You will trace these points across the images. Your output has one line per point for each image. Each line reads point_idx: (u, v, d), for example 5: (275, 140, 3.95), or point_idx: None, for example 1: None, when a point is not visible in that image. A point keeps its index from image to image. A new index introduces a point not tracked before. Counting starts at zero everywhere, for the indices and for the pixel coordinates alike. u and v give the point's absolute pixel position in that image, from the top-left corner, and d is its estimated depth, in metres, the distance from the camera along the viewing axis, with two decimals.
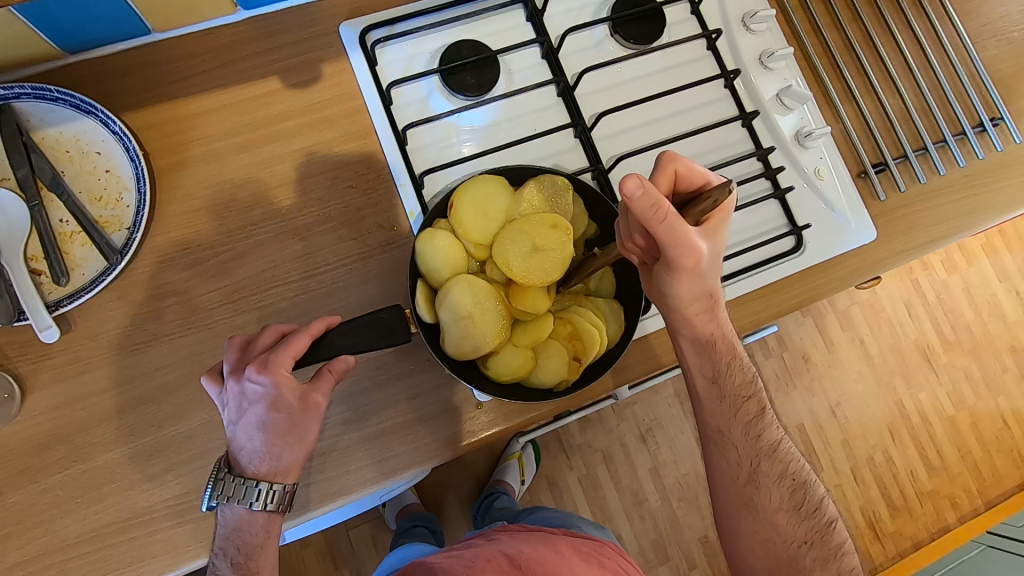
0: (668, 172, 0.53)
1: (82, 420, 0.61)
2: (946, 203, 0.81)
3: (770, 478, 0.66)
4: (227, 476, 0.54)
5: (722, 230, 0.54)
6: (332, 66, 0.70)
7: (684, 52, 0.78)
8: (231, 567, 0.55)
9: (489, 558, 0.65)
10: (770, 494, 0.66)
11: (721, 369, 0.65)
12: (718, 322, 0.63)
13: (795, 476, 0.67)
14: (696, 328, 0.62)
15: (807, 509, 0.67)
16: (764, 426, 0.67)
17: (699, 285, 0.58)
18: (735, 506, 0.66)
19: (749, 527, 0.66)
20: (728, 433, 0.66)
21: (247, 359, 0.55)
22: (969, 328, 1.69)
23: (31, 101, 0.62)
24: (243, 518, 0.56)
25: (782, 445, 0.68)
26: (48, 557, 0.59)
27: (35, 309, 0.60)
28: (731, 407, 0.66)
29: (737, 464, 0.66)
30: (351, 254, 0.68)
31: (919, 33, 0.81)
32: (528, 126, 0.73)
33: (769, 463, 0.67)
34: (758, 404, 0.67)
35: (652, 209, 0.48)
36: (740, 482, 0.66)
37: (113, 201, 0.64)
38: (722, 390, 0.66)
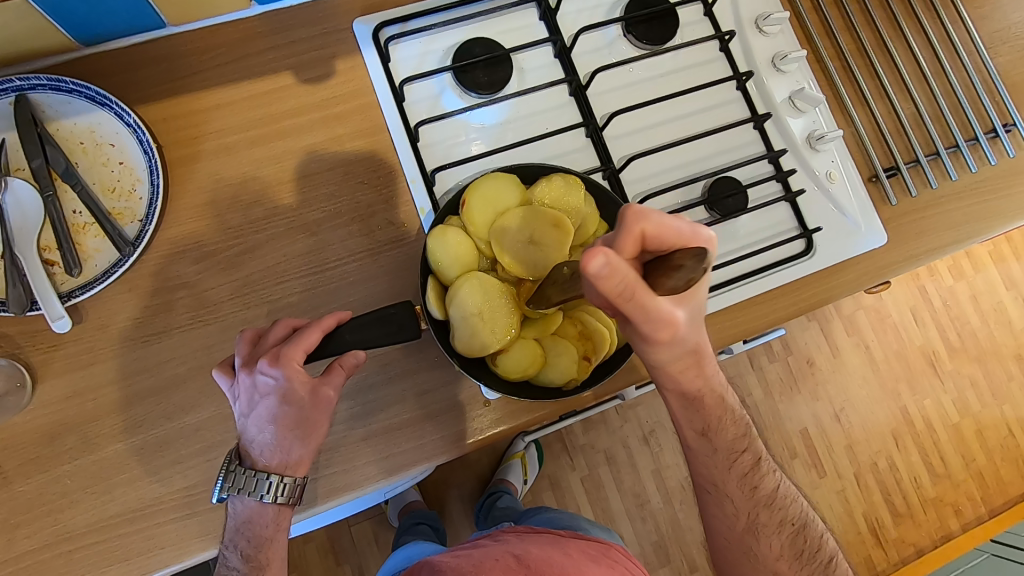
0: (633, 234, 0.46)
1: (91, 410, 0.62)
2: (956, 209, 0.80)
3: (769, 527, 0.66)
4: (238, 469, 0.55)
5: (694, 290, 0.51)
6: (345, 62, 0.70)
7: (696, 53, 0.77)
8: (242, 559, 0.56)
9: (497, 557, 0.65)
10: (770, 543, 0.65)
11: (710, 423, 0.64)
12: (704, 377, 0.61)
13: (794, 521, 0.67)
14: (682, 384, 0.61)
15: (809, 553, 0.66)
16: (759, 476, 0.66)
17: (683, 342, 0.56)
18: (735, 554, 0.66)
19: (749, 574, 0.66)
20: (723, 486, 0.65)
21: (259, 352, 0.55)
22: (975, 336, 1.68)
23: (47, 93, 0.63)
24: (254, 510, 0.56)
25: (779, 491, 0.67)
26: (56, 546, 0.59)
27: (48, 298, 0.61)
28: (726, 461, 0.65)
29: (735, 514, 0.66)
30: (361, 249, 0.68)
31: (932, 38, 0.81)
32: (539, 125, 0.73)
33: (767, 513, 0.66)
34: (752, 455, 0.66)
35: (611, 285, 0.45)
36: (738, 532, 0.66)
37: (126, 193, 0.64)
38: (715, 444, 0.65)
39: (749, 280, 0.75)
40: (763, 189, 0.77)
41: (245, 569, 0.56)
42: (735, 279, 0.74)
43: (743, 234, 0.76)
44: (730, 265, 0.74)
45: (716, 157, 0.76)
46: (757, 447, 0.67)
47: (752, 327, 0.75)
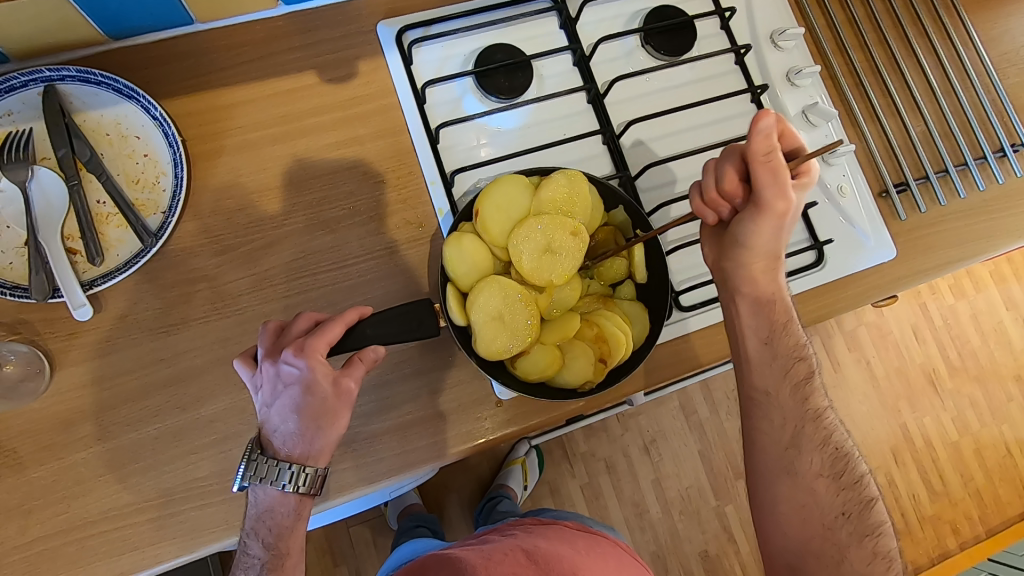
0: (747, 145, 0.55)
1: (109, 399, 0.62)
2: (965, 226, 0.82)
3: (812, 442, 0.66)
4: (261, 458, 0.55)
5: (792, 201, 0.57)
6: (368, 64, 0.71)
7: (712, 65, 0.79)
8: (262, 547, 0.56)
9: (507, 551, 0.66)
10: (810, 459, 0.66)
11: (776, 330, 0.66)
12: (778, 282, 0.65)
13: (836, 446, 0.67)
14: (758, 286, 0.64)
15: (847, 481, 0.66)
16: (811, 391, 0.67)
17: (765, 242, 0.61)
18: (774, 470, 0.66)
19: (786, 493, 0.65)
20: (775, 394, 0.67)
21: (283, 343, 0.56)
22: (975, 355, 1.70)
23: (75, 84, 0.64)
24: (276, 500, 0.56)
25: (827, 413, 0.68)
26: (65, 534, 0.59)
27: (70, 287, 0.61)
28: (781, 368, 0.67)
29: (780, 426, 0.67)
30: (379, 247, 0.69)
31: (942, 57, 0.83)
32: (557, 131, 0.74)
33: (813, 428, 0.67)
34: (807, 368, 0.68)
35: (766, 148, 0.55)
36: (780, 443, 0.66)
37: (150, 184, 0.65)
38: (775, 350, 0.66)
39: None
40: None
41: (265, 557, 0.56)
42: None
43: None
44: None
45: None
46: (814, 363, 0.68)
47: None
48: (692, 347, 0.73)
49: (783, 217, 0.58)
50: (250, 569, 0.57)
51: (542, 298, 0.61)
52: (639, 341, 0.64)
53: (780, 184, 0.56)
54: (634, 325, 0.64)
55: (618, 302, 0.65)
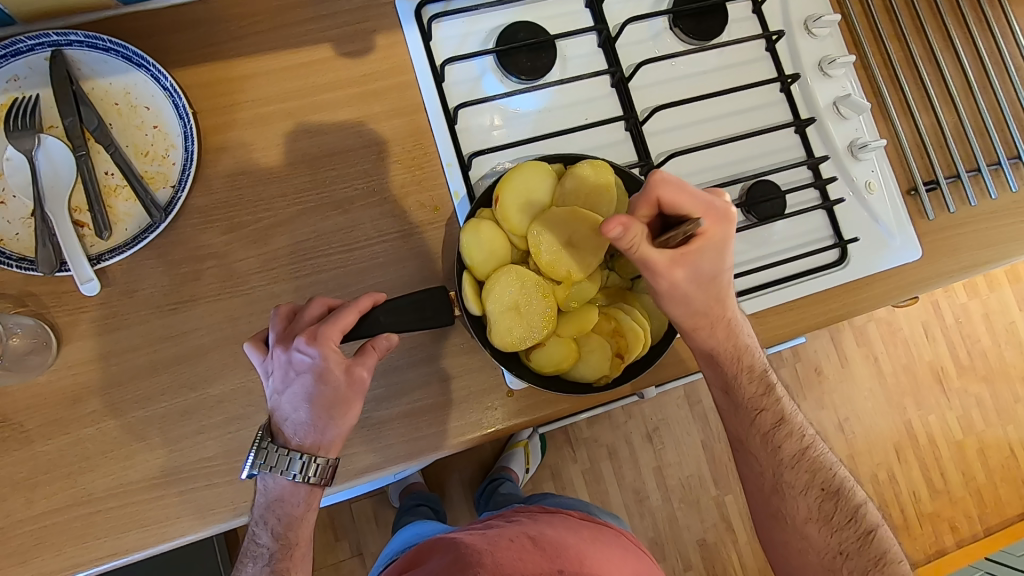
0: (650, 200, 0.54)
1: (117, 375, 0.61)
2: (993, 228, 0.79)
3: (795, 488, 0.66)
4: (271, 446, 0.55)
5: (699, 259, 0.57)
6: (385, 38, 0.69)
7: (742, 51, 0.76)
8: (272, 536, 0.57)
9: (512, 538, 0.66)
10: (796, 504, 0.66)
11: (732, 381, 0.66)
12: (725, 335, 0.63)
13: (824, 484, 0.66)
14: (698, 344, 0.64)
15: (840, 518, 0.66)
16: (784, 436, 0.67)
17: (700, 304, 0.60)
18: (765, 516, 0.68)
19: (783, 536, 0.67)
20: (747, 444, 0.68)
21: (295, 329, 0.55)
22: (985, 355, 1.68)
23: (83, 50, 0.62)
24: (286, 488, 0.56)
25: (808, 453, 0.67)
26: (70, 509, 0.59)
27: (77, 261, 0.60)
28: (748, 419, 0.67)
29: (760, 473, 0.67)
30: (392, 230, 0.67)
31: (981, 50, 0.79)
32: (579, 115, 0.72)
33: (792, 473, 0.67)
34: (774, 414, 0.67)
35: (625, 245, 0.53)
36: (765, 492, 0.68)
37: (160, 157, 0.63)
38: (736, 401, 0.67)
39: (779, 286, 0.74)
40: (801, 195, 0.76)
41: (275, 547, 0.57)
42: (769, 285, 0.74)
43: (777, 239, 0.75)
44: (762, 271, 0.74)
45: (756, 159, 0.75)
46: (782, 406, 0.67)
47: (780, 333, 0.75)
48: None
49: (706, 276, 0.58)
50: (259, 557, 0.58)
51: (560, 290, 0.60)
52: (656, 338, 0.63)
53: (656, 270, 0.56)
54: (652, 320, 0.62)
55: (636, 296, 0.63)
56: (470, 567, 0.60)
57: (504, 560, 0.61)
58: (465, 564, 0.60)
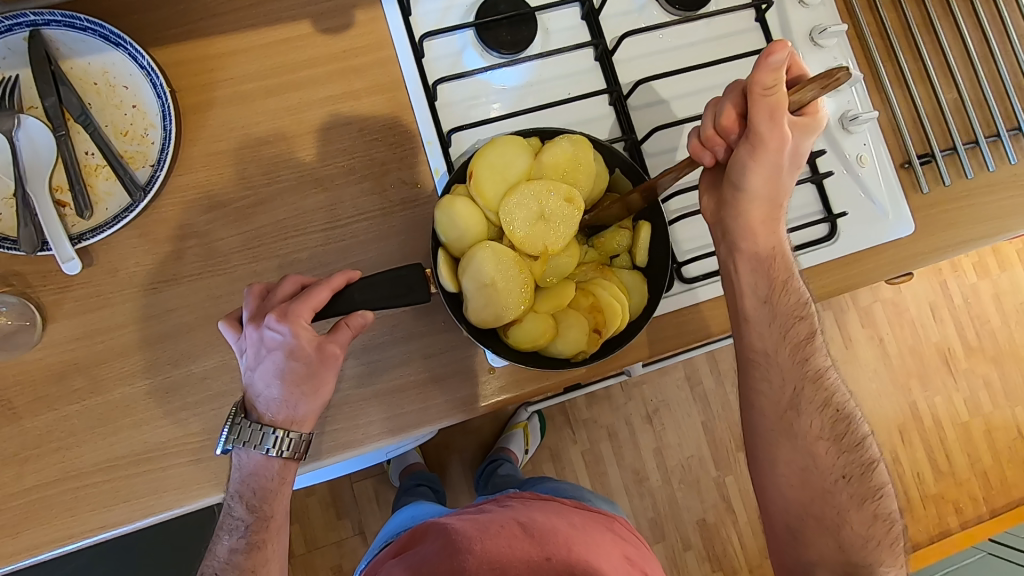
0: None
1: (102, 352, 0.62)
2: (992, 202, 0.77)
3: (812, 405, 0.66)
4: (244, 422, 0.57)
5: (812, 131, 0.56)
6: (365, 14, 0.68)
7: (731, 22, 0.74)
8: (247, 509, 0.59)
9: (502, 524, 0.66)
10: (810, 422, 0.65)
11: (774, 287, 0.64)
12: (774, 236, 0.63)
13: (840, 408, 0.66)
14: (750, 241, 0.62)
15: (849, 443, 0.66)
16: (812, 351, 0.66)
17: (779, 184, 0.58)
18: (774, 435, 0.66)
19: (787, 457, 0.65)
20: (774, 354, 0.65)
21: (266, 307, 0.56)
22: (994, 336, 1.65)
23: (61, 29, 0.62)
24: (260, 463, 0.58)
25: (827, 374, 0.67)
26: (58, 483, 0.60)
27: (58, 240, 0.60)
28: (781, 327, 0.65)
29: (780, 387, 0.66)
30: (373, 208, 0.67)
31: (982, 18, 0.77)
32: (562, 90, 0.71)
33: (812, 389, 0.66)
34: (809, 328, 0.66)
35: (773, 73, 0.49)
36: (781, 407, 0.66)
37: (139, 136, 0.64)
38: (773, 310, 0.65)
39: None
40: None
41: (250, 519, 0.59)
42: None
43: None
44: None
45: None
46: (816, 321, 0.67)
47: None
48: (692, 319, 0.71)
49: (798, 151, 0.56)
50: (235, 530, 0.60)
51: (537, 265, 0.59)
52: (636, 314, 0.62)
53: (781, 124, 0.53)
54: (632, 296, 0.62)
55: (615, 272, 0.63)
56: (459, 555, 0.61)
57: (493, 548, 0.61)
58: (455, 552, 0.61)
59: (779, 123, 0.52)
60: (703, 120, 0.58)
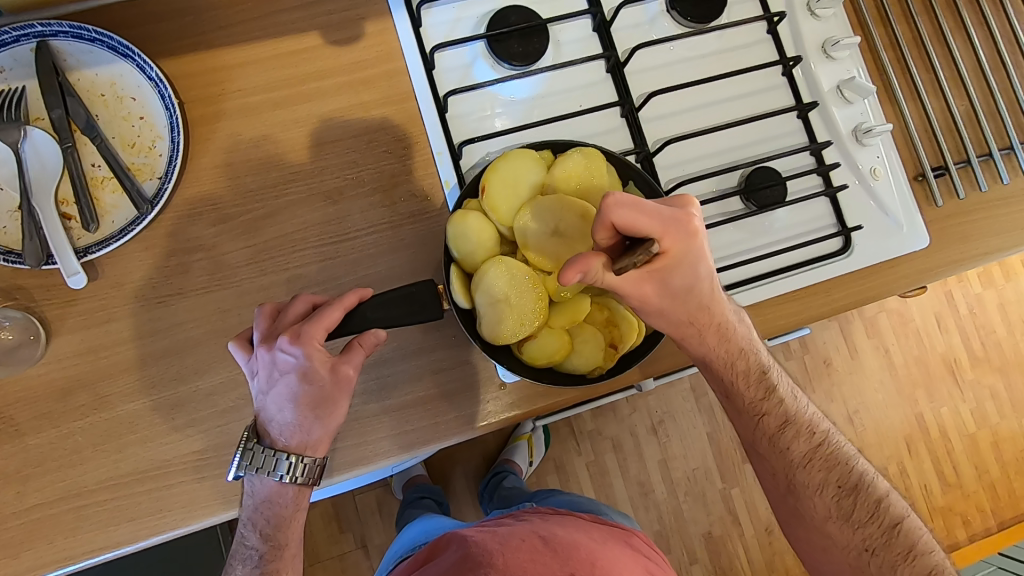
0: (606, 226, 0.49)
1: (107, 368, 0.61)
2: (1006, 215, 0.76)
3: (809, 487, 0.63)
4: (257, 447, 0.55)
5: (672, 268, 0.54)
6: (374, 25, 0.67)
7: (743, 34, 0.74)
8: (260, 538, 0.58)
9: (523, 537, 0.65)
10: (812, 503, 0.63)
11: (727, 388, 0.65)
12: (718, 338, 0.61)
13: (840, 481, 0.63)
14: (695, 352, 0.62)
15: (863, 515, 0.62)
16: (789, 436, 0.64)
17: (672, 314, 0.58)
18: (785, 516, 0.66)
19: (805, 537, 0.64)
20: (753, 445, 0.66)
21: (278, 329, 0.55)
22: (1000, 346, 1.64)
23: (69, 41, 0.61)
24: (274, 490, 0.57)
25: (818, 451, 0.64)
26: (60, 502, 0.59)
27: (64, 253, 0.59)
28: (750, 422, 0.65)
29: (770, 474, 0.66)
30: (382, 220, 0.66)
31: (994, 31, 0.76)
32: (572, 102, 0.70)
33: (801, 472, 0.64)
34: (778, 416, 0.65)
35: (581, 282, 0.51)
36: (780, 491, 0.66)
37: (146, 148, 0.63)
38: (735, 405, 0.66)
39: (779, 277, 0.72)
40: (803, 182, 0.74)
41: (263, 548, 0.58)
42: (768, 275, 0.72)
43: (778, 228, 0.73)
44: (762, 261, 0.72)
45: (755, 145, 0.73)
46: (784, 406, 0.65)
47: (781, 323, 0.73)
48: None
49: (670, 288, 0.56)
50: (249, 558, 0.59)
51: (551, 280, 0.57)
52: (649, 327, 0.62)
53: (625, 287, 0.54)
54: None
55: None
56: (479, 567, 0.59)
57: (514, 562, 0.60)
58: (475, 566, 0.59)
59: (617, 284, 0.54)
60: None
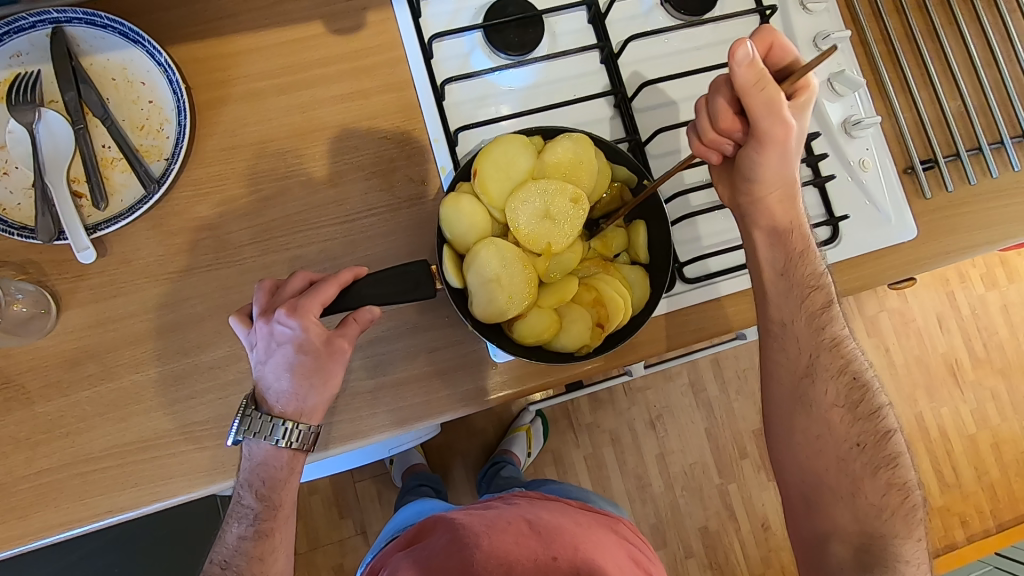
0: (762, 44, 0.54)
1: (113, 340, 0.64)
2: (995, 208, 0.77)
3: (827, 370, 0.66)
4: (254, 413, 0.58)
5: (806, 111, 0.56)
6: (376, 15, 0.70)
7: (736, 27, 0.75)
8: (256, 497, 0.60)
9: (510, 520, 0.67)
10: (825, 389, 0.66)
11: (791, 260, 0.64)
12: (794, 210, 0.63)
13: (854, 374, 0.67)
14: (774, 217, 0.62)
15: (864, 411, 0.66)
16: (828, 319, 0.66)
17: (785, 166, 0.58)
18: (790, 400, 0.67)
19: (802, 427, 0.66)
20: (791, 322, 0.65)
21: (276, 302, 0.57)
22: (1002, 347, 1.64)
23: (82, 27, 0.64)
24: (269, 453, 0.60)
25: (844, 342, 0.67)
26: (67, 468, 0.62)
27: (74, 229, 0.62)
28: (798, 299, 0.65)
29: (797, 354, 0.66)
30: (380, 204, 0.69)
31: (987, 27, 0.77)
32: (567, 91, 0.72)
33: (827, 356, 0.66)
34: (826, 295, 0.66)
35: (753, 76, 0.50)
36: (797, 374, 0.67)
37: (155, 130, 0.65)
38: (791, 283, 0.65)
39: None
40: None
41: (259, 508, 0.60)
42: None
43: None
44: None
45: None
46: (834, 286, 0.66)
47: None
48: (693, 320, 0.71)
49: (800, 130, 0.57)
50: (244, 518, 0.61)
51: (540, 261, 0.60)
52: (638, 309, 0.63)
53: (781, 111, 0.53)
54: (635, 290, 0.63)
55: (618, 268, 0.64)
56: (466, 549, 0.62)
57: (500, 543, 0.62)
58: (461, 547, 0.62)
59: (782, 104, 0.52)
60: (698, 121, 0.58)
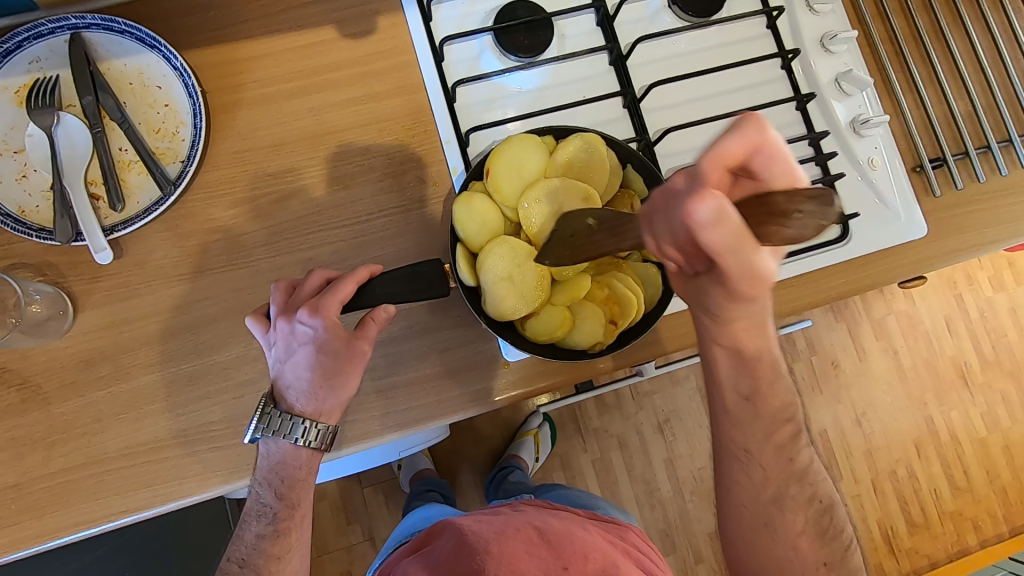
0: (748, 143, 0.40)
1: (128, 341, 0.64)
2: (1004, 206, 0.77)
3: (796, 496, 0.59)
4: (273, 412, 0.58)
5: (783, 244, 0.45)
6: (386, 20, 0.71)
7: (742, 29, 0.76)
8: (275, 496, 0.60)
9: (519, 527, 0.67)
10: (794, 515, 0.58)
11: (760, 386, 0.56)
12: (766, 338, 0.54)
13: (822, 499, 0.60)
14: (739, 342, 0.53)
15: (832, 532, 0.59)
16: (797, 448, 0.59)
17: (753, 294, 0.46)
18: (752, 518, 0.59)
19: (766, 543, 0.59)
20: (756, 451, 0.58)
21: (296, 302, 0.58)
22: (1011, 350, 1.63)
23: (99, 32, 0.65)
24: (288, 452, 0.60)
25: (813, 467, 0.60)
26: (82, 468, 0.62)
27: (92, 230, 0.63)
28: (765, 426, 0.57)
29: (761, 480, 0.58)
30: (392, 205, 0.69)
31: (992, 26, 0.78)
32: (576, 93, 0.73)
33: (797, 485, 0.59)
34: (792, 427, 0.59)
35: (724, 235, 0.37)
36: (761, 497, 0.59)
37: (170, 133, 0.66)
38: (757, 409, 0.57)
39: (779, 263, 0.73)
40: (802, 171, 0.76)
41: (277, 506, 0.60)
42: None
43: None
44: None
45: None
46: (798, 415, 0.59)
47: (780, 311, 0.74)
48: None
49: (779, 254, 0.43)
50: (263, 516, 0.61)
51: None
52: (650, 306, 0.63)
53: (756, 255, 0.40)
54: (647, 288, 0.63)
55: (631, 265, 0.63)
56: (476, 555, 0.61)
57: (510, 551, 0.62)
58: (471, 552, 0.61)
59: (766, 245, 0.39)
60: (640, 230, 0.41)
